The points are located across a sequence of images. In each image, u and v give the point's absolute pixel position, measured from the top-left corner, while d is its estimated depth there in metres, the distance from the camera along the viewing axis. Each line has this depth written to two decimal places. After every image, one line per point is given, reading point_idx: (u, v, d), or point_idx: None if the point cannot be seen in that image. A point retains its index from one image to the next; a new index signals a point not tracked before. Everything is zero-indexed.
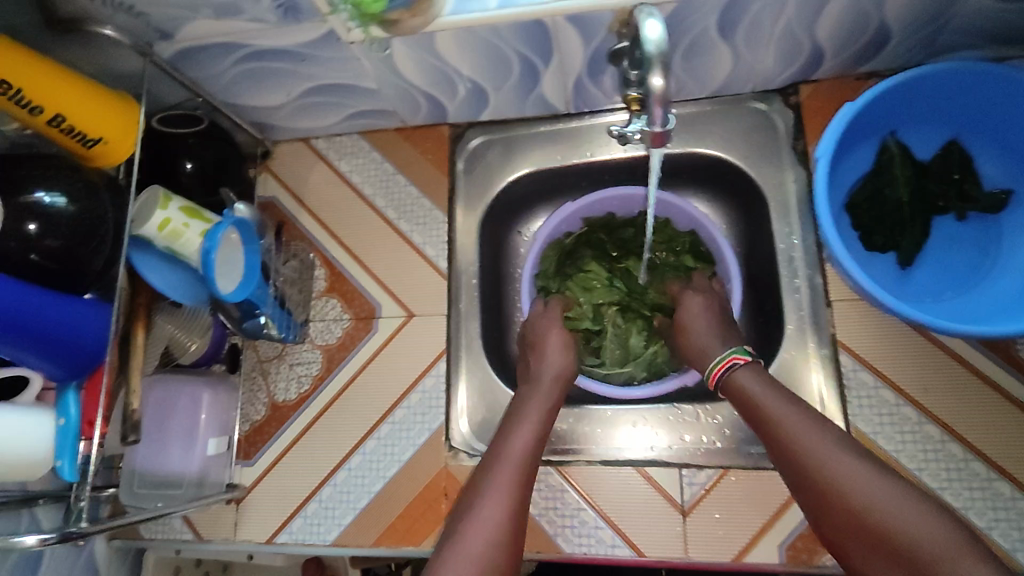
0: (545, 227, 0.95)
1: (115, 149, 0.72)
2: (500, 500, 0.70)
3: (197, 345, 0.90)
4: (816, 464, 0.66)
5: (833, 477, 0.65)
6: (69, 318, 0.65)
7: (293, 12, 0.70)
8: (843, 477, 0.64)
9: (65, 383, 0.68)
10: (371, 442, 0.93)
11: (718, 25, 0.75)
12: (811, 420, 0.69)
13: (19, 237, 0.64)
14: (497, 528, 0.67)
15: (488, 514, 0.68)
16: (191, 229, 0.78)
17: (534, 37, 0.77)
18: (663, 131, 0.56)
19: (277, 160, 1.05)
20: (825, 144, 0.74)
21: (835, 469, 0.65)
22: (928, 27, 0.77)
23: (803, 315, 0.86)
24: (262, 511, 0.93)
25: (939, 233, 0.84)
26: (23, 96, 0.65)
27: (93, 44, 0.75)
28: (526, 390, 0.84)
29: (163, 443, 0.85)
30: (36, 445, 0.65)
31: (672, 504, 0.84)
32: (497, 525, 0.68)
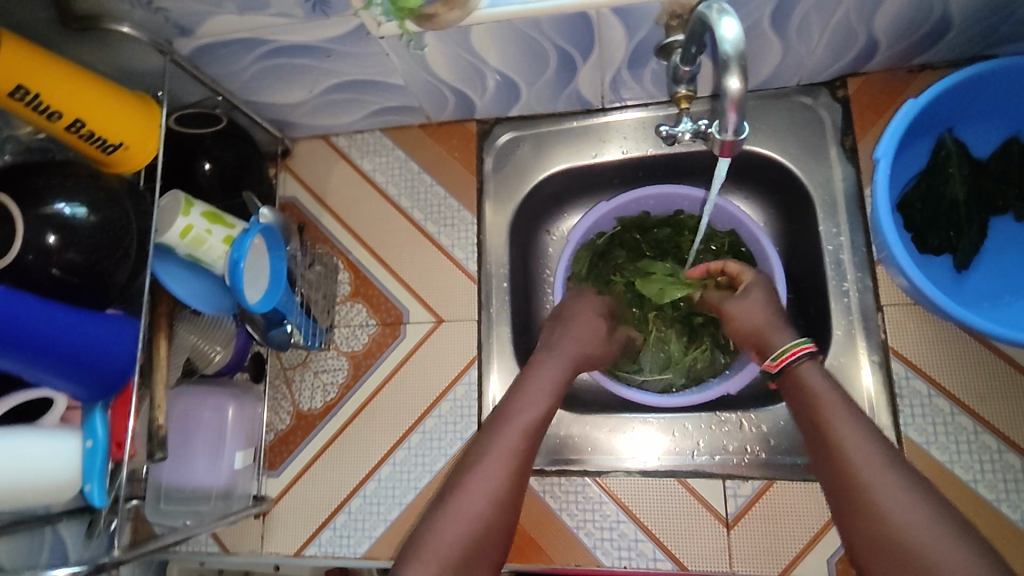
0: (579, 228, 0.91)
1: (136, 153, 0.68)
2: (484, 490, 0.68)
3: (221, 354, 0.86)
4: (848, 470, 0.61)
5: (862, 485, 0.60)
6: (93, 335, 0.62)
7: (322, 5, 0.66)
8: (871, 484, 0.59)
9: (91, 403, 0.65)
10: (401, 452, 0.90)
11: (770, 17, 0.71)
12: (854, 423, 0.64)
13: (39, 251, 0.60)
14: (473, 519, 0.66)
15: (469, 503, 0.67)
16: (214, 236, 0.75)
17: (575, 31, 0.73)
18: (734, 141, 0.55)
19: (297, 158, 1.01)
20: (885, 143, 0.70)
21: (867, 475, 0.60)
22: (992, 16, 0.73)
23: (852, 320, 0.83)
24: (290, 522, 0.90)
25: (996, 234, 0.80)
26: (41, 101, 0.61)
27: (110, 42, 0.71)
28: (544, 359, 0.79)
29: (188, 459, 0.82)
30: (62, 469, 0.62)
31: (716, 517, 0.81)
32: (479, 518, 0.67)
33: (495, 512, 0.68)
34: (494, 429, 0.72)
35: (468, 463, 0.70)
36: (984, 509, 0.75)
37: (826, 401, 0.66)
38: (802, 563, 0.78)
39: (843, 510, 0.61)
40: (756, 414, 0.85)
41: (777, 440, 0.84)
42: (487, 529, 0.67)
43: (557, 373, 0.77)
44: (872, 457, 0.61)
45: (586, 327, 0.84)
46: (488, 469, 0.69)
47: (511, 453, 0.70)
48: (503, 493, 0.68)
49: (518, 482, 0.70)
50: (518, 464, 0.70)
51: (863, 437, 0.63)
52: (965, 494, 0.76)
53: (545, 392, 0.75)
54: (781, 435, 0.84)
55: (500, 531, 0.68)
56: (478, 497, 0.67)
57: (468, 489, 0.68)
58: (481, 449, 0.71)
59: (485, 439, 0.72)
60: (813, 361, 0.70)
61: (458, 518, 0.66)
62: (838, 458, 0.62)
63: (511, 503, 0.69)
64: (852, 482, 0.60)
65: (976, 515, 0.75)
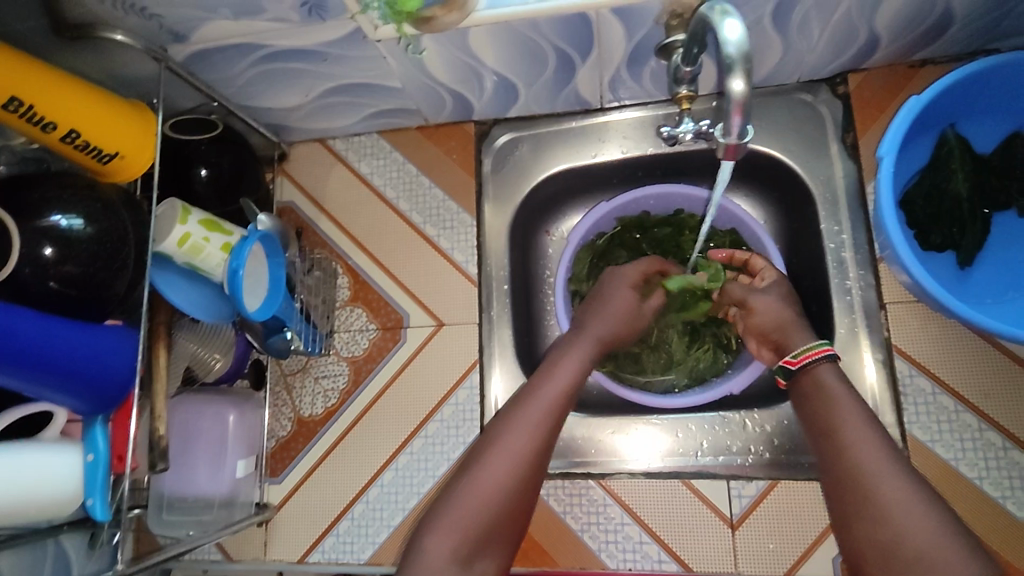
0: (579, 229, 0.91)
1: (132, 162, 0.67)
2: (507, 465, 0.63)
3: (221, 362, 0.86)
4: (850, 466, 0.59)
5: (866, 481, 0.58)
6: (92, 348, 0.61)
7: (318, 10, 0.65)
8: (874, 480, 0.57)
9: (90, 416, 0.64)
10: (403, 457, 0.90)
11: (772, 14, 0.70)
12: (862, 421, 0.62)
13: (37, 263, 0.60)
14: (494, 497, 0.62)
15: (489, 480, 0.62)
16: (212, 243, 0.75)
17: (574, 31, 0.72)
18: (738, 143, 0.53)
19: (293, 162, 1.00)
20: (889, 140, 0.70)
21: (870, 472, 0.58)
22: (995, 11, 0.72)
23: (856, 317, 0.82)
24: (294, 529, 0.90)
25: (999, 230, 0.80)
26: (35, 113, 0.60)
27: (103, 49, 0.70)
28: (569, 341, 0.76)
29: (189, 468, 0.81)
30: (64, 484, 0.61)
31: (721, 518, 0.81)
32: (500, 496, 0.62)
33: (518, 491, 0.63)
34: (518, 404, 0.68)
35: (488, 439, 0.66)
36: (989, 507, 0.75)
37: (840, 399, 0.65)
38: (808, 562, 0.78)
39: (840, 508, 0.59)
40: (759, 413, 0.84)
41: (781, 440, 0.83)
42: (509, 510, 0.63)
43: (585, 352, 0.74)
44: (878, 454, 0.59)
45: (623, 307, 0.80)
46: (510, 444, 0.64)
47: (538, 431, 0.66)
48: (526, 470, 0.64)
49: (542, 462, 0.66)
50: (546, 442, 0.66)
51: (871, 434, 0.61)
52: (970, 492, 0.76)
53: (573, 370, 0.72)
54: (785, 434, 0.83)
55: (520, 512, 0.63)
56: (501, 472, 0.63)
57: (488, 465, 0.63)
58: (506, 425, 0.66)
59: (509, 414, 0.67)
60: (834, 364, 0.68)
61: (475, 493, 0.62)
62: (843, 455, 0.60)
63: (533, 484, 0.65)
64: (855, 479, 0.58)
65: (981, 513, 0.75)
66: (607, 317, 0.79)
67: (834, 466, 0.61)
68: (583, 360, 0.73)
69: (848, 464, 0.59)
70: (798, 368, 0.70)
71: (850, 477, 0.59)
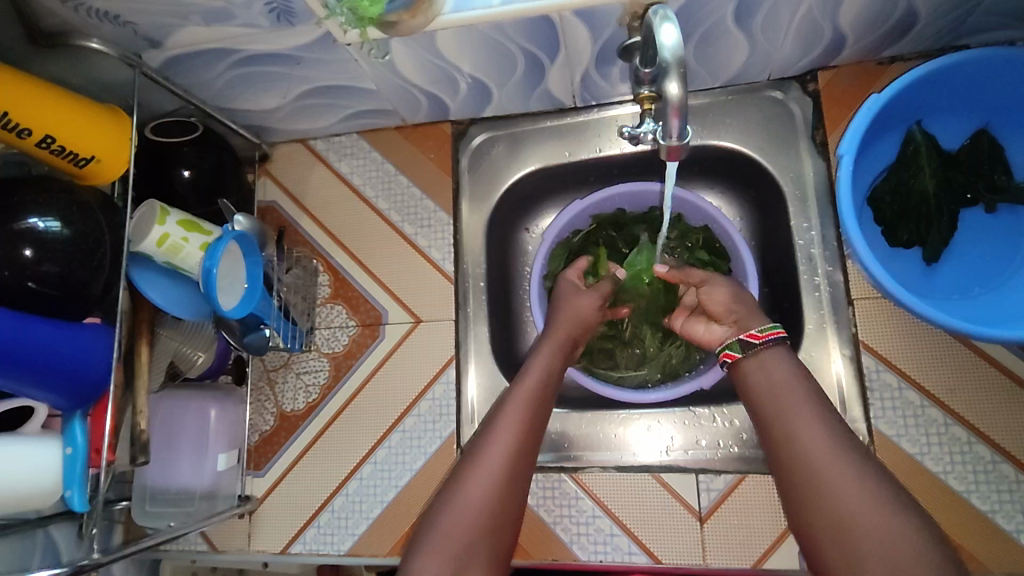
0: (554, 227, 0.92)
1: (108, 166, 0.69)
2: (488, 479, 0.63)
3: (204, 357, 0.88)
4: (804, 464, 0.58)
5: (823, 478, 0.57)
6: (68, 346, 0.64)
7: (286, 16, 0.67)
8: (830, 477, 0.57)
9: (70, 412, 0.66)
10: (382, 451, 0.92)
11: (735, 14, 0.71)
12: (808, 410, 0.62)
13: (14, 265, 0.62)
14: (480, 511, 0.62)
15: (472, 496, 0.62)
16: (192, 243, 0.76)
17: (540, 34, 0.74)
18: (679, 145, 0.56)
19: (276, 162, 1.02)
20: (848, 140, 0.71)
21: (828, 471, 0.57)
22: (959, 8, 0.73)
23: (824, 313, 0.83)
24: (277, 521, 0.92)
25: (966, 227, 0.80)
26: (10, 120, 0.62)
27: (81, 55, 0.72)
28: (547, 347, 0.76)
29: (174, 461, 0.84)
30: (42, 477, 0.63)
31: (690, 511, 0.82)
32: (484, 510, 0.62)
33: (502, 503, 0.63)
34: (494, 419, 0.68)
35: (469, 457, 0.66)
36: (954, 500, 0.76)
37: (780, 386, 0.64)
38: (774, 555, 0.80)
39: (796, 501, 0.59)
40: (728, 408, 0.86)
41: (750, 435, 0.85)
42: (495, 521, 0.62)
43: (550, 357, 0.75)
44: (833, 449, 0.58)
45: (573, 312, 0.81)
46: (490, 459, 0.65)
47: (515, 441, 0.66)
48: (508, 480, 0.64)
49: (524, 469, 0.65)
50: (524, 449, 0.66)
51: (822, 427, 0.60)
52: (935, 486, 0.76)
53: (543, 375, 0.72)
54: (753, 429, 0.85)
55: (509, 524, 0.63)
56: (483, 488, 0.63)
57: (468, 480, 0.63)
58: (485, 440, 0.67)
59: (487, 429, 0.68)
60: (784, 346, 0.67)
61: (460, 511, 0.62)
62: (789, 450, 0.60)
63: (518, 493, 0.64)
64: (811, 474, 0.58)
65: (947, 507, 0.76)
66: (565, 322, 0.80)
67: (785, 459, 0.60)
68: (550, 363, 0.74)
69: (802, 460, 0.59)
70: (762, 342, 0.67)
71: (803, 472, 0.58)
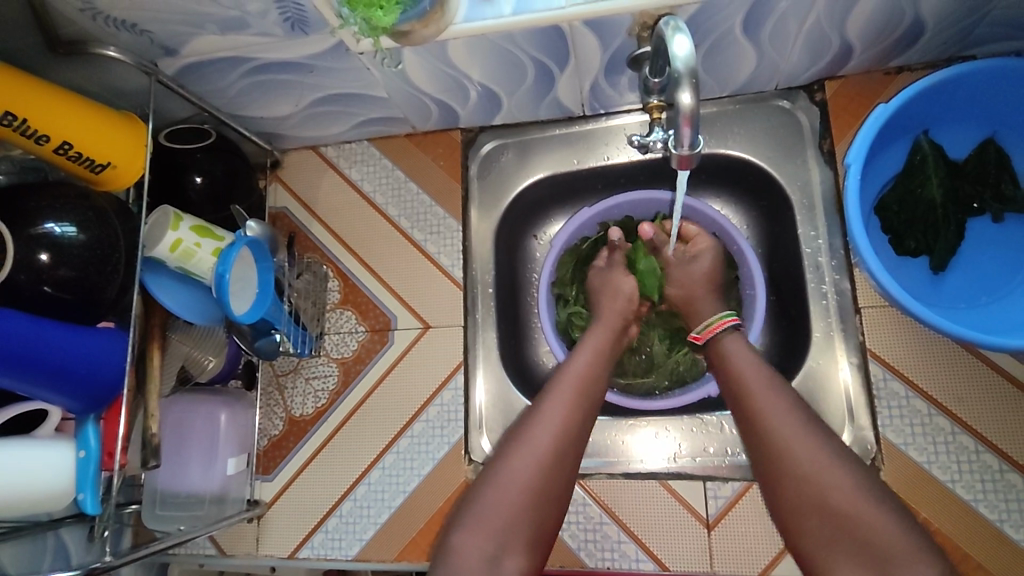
0: (562, 234, 0.93)
1: (124, 172, 0.71)
2: (533, 459, 0.65)
3: (214, 362, 0.88)
4: (780, 454, 0.62)
5: (802, 466, 0.61)
6: (84, 349, 0.65)
7: (301, 25, 0.68)
8: (808, 466, 0.60)
9: (83, 415, 0.67)
10: (390, 456, 0.92)
11: (743, 25, 0.72)
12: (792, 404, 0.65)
13: (32, 269, 0.63)
14: (524, 491, 0.64)
15: (516, 474, 0.64)
16: (204, 248, 0.77)
17: (551, 43, 0.74)
18: (690, 154, 0.56)
19: (287, 169, 1.03)
20: (856, 148, 0.71)
21: (809, 463, 0.60)
22: (966, 19, 0.73)
23: (831, 321, 0.84)
24: (285, 525, 0.93)
25: (973, 235, 0.81)
26: (29, 126, 0.63)
27: (98, 63, 0.73)
28: (592, 336, 0.79)
29: (184, 464, 0.84)
30: (57, 479, 0.64)
31: (697, 518, 0.82)
32: (528, 490, 0.64)
33: (547, 484, 0.65)
34: (539, 401, 0.70)
35: (513, 436, 0.68)
36: (962, 509, 0.76)
37: (752, 379, 0.68)
38: (781, 563, 0.80)
39: (773, 489, 0.62)
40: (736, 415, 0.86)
41: None
42: (539, 500, 0.64)
43: (599, 343, 0.78)
44: (813, 442, 0.62)
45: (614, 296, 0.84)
46: (538, 436, 0.66)
47: (563, 421, 0.68)
48: (553, 462, 0.65)
49: (571, 452, 0.67)
50: (574, 432, 0.68)
51: (799, 421, 0.63)
52: (943, 494, 0.77)
53: (590, 363, 0.74)
54: None
55: (551, 508, 0.65)
56: (528, 468, 0.64)
57: (512, 460, 0.65)
58: (531, 419, 0.68)
59: (534, 409, 0.70)
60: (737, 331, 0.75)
61: (502, 491, 0.63)
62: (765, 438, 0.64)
63: (564, 475, 0.66)
64: (789, 464, 0.61)
65: (954, 516, 0.76)
66: (612, 307, 0.83)
67: (760, 449, 0.64)
68: (597, 347, 0.77)
69: (778, 451, 0.62)
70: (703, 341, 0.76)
71: (777, 460, 0.62)
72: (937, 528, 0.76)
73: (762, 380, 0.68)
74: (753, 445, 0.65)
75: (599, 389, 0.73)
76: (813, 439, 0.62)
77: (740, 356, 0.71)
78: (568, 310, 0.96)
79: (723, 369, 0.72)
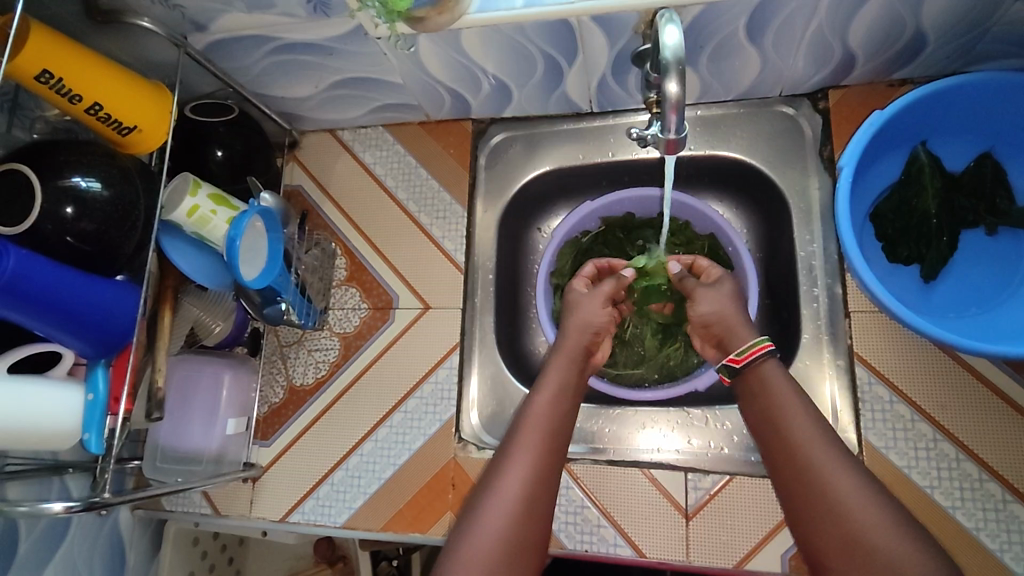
0: (563, 225, 0.95)
1: (149, 136, 0.75)
2: (505, 509, 0.65)
3: (221, 327, 0.93)
4: (852, 536, 0.58)
5: (876, 551, 0.57)
6: (101, 300, 0.69)
7: (322, 6, 0.72)
8: (889, 550, 0.57)
9: (95, 360, 0.71)
10: (383, 429, 0.95)
11: (748, 27, 0.74)
12: (814, 427, 0.64)
13: (56, 220, 0.67)
14: (502, 542, 0.63)
15: (493, 522, 0.64)
16: (219, 216, 0.81)
17: (560, 37, 0.77)
18: (677, 139, 0.59)
19: (304, 150, 1.07)
20: (849, 154, 0.74)
21: (887, 547, 0.57)
22: (966, 34, 0.75)
23: (820, 325, 0.86)
24: (278, 490, 0.96)
25: (966, 246, 0.82)
26: (64, 85, 0.67)
27: (133, 34, 0.78)
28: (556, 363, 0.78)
29: (186, 422, 0.88)
30: (67, 417, 0.68)
31: (676, 507, 0.84)
32: (505, 537, 0.63)
33: (524, 525, 0.65)
34: (508, 448, 0.70)
35: (488, 483, 0.68)
36: (939, 515, 0.77)
37: (784, 400, 0.67)
38: (757, 556, 0.81)
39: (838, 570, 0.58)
40: (720, 410, 0.89)
41: (741, 437, 0.87)
42: (517, 548, 0.63)
43: (562, 375, 0.76)
44: (885, 522, 0.58)
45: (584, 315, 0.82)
46: (508, 487, 0.66)
47: (529, 472, 0.67)
48: (527, 508, 0.65)
49: (543, 497, 0.67)
50: (541, 481, 0.68)
51: (868, 500, 0.59)
52: (921, 500, 0.77)
53: (553, 398, 0.74)
54: (745, 432, 0.87)
55: (531, 549, 0.65)
56: (501, 519, 0.64)
57: (492, 500, 0.65)
58: (501, 471, 0.68)
59: (503, 460, 0.69)
60: (775, 359, 0.70)
61: (483, 534, 0.63)
62: (833, 514, 0.59)
63: (536, 519, 0.66)
64: (869, 548, 0.57)
65: (931, 521, 0.77)
66: (578, 334, 0.81)
67: (826, 529, 0.59)
68: (561, 384, 0.75)
69: (851, 533, 0.58)
70: (743, 366, 0.71)
71: (847, 539, 0.58)
72: None
73: (817, 442, 0.63)
74: (809, 519, 0.60)
75: (563, 426, 0.73)
76: (844, 475, 0.61)
77: (793, 412, 0.66)
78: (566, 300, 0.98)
79: (773, 422, 0.66)
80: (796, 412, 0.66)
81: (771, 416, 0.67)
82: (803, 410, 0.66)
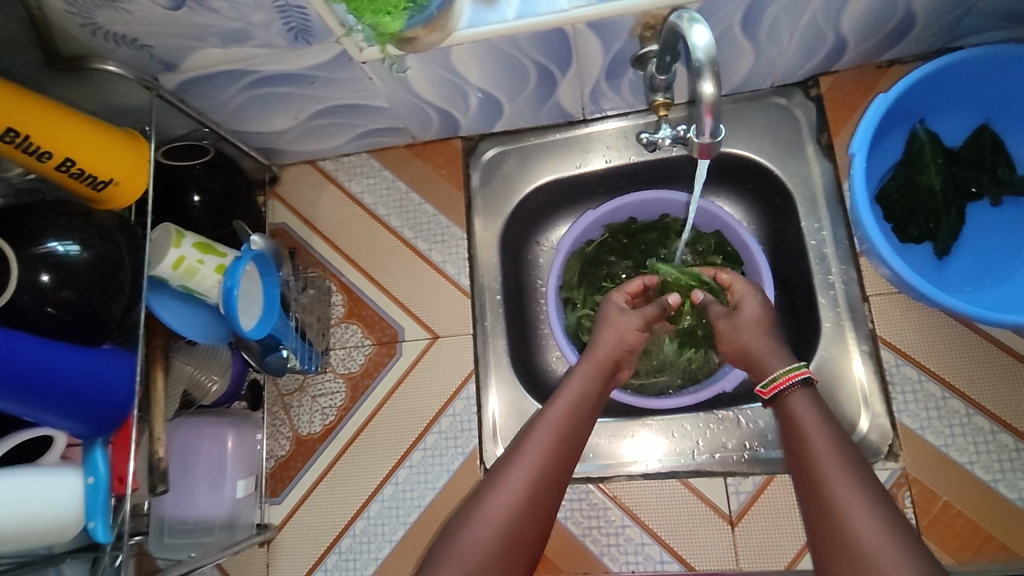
0: (568, 237, 0.92)
1: (127, 188, 0.69)
2: (504, 505, 0.63)
3: (217, 383, 0.86)
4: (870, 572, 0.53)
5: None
6: (89, 372, 0.62)
7: (304, 35, 0.67)
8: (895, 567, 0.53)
9: (91, 439, 0.64)
10: (403, 470, 0.90)
11: (742, 22, 0.73)
12: (843, 454, 0.61)
13: (34, 290, 0.61)
14: (494, 537, 0.61)
15: (489, 518, 0.62)
16: (207, 266, 0.75)
17: (554, 46, 0.75)
18: (711, 144, 0.57)
19: (285, 185, 1.02)
20: (859, 137, 0.73)
21: (875, 552, 0.54)
22: (954, 11, 0.75)
23: (840, 312, 0.84)
24: (296, 548, 0.90)
25: (973, 219, 0.82)
26: (30, 143, 0.62)
27: (98, 80, 0.72)
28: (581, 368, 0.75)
29: (190, 490, 0.81)
30: (66, 506, 0.61)
31: (720, 515, 0.82)
32: (500, 533, 0.61)
33: (521, 525, 0.63)
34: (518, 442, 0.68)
35: (489, 481, 0.65)
36: (982, 490, 0.76)
37: (815, 433, 0.63)
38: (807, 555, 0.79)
39: None
40: (752, 409, 0.85)
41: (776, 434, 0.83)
42: (510, 544, 0.62)
43: (583, 385, 0.73)
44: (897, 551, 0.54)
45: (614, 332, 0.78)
46: (512, 486, 0.64)
47: (536, 472, 0.65)
48: (528, 507, 0.63)
49: (545, 500, 0.65)
50: (546, 484, 0.65)
51: (886, 527, 0.55)
52: (961, 477, 0.77)
53: (572, 403, 0.71)
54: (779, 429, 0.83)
55: (523, 548, 0.62)
56: (501, 511, 0.62)
57: (491, 500, 0.63)
58: (506, 467, 0.66)
59: (506, 459, 0.67)
60: (806, 389, 0.67)
61: (477, 532, 0.61)
62: (851, 543, 0.55)
63: (537, 518, 0.64)
64: (853, 548, 0.55)
65: (975, 497, 0.76)
66: (608, 346, 0.76)
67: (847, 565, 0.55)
68: (582, 394, 0.72)
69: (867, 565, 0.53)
70: (771, 397, 0.68)
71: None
72: (960, 511, 0.76)
73: (843, 468, 0.60)
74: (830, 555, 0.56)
75: (579, 434, 0.70)
76: (866, 502, 0.57)
77: (825, 446, 0.62)
78: (578, 313, 0.95)
79: (802, 450, 0.63)
80: (825, 438, 0.62)
81: (800, 445, 0.63)
82: (834, 442, 0.62)
